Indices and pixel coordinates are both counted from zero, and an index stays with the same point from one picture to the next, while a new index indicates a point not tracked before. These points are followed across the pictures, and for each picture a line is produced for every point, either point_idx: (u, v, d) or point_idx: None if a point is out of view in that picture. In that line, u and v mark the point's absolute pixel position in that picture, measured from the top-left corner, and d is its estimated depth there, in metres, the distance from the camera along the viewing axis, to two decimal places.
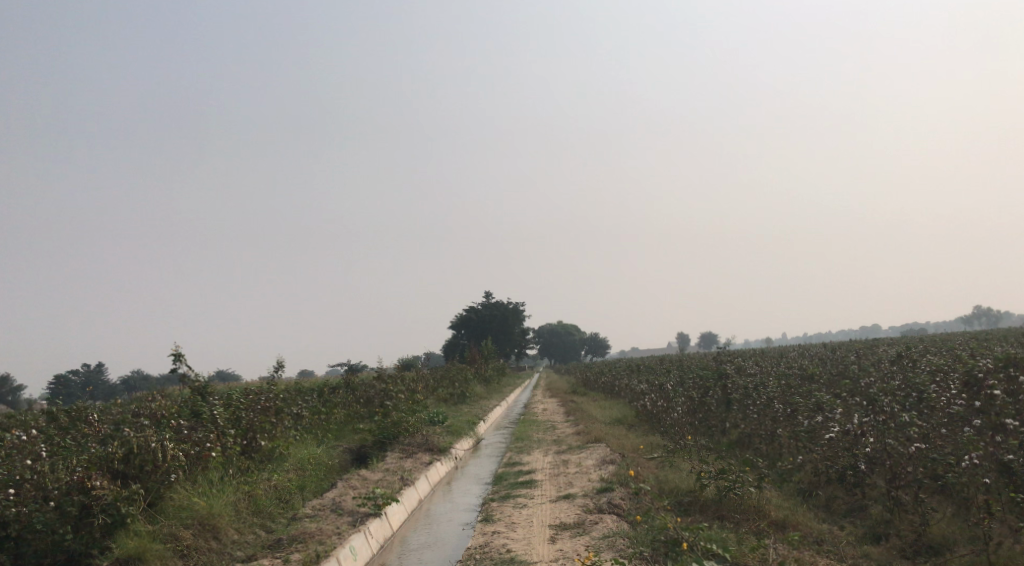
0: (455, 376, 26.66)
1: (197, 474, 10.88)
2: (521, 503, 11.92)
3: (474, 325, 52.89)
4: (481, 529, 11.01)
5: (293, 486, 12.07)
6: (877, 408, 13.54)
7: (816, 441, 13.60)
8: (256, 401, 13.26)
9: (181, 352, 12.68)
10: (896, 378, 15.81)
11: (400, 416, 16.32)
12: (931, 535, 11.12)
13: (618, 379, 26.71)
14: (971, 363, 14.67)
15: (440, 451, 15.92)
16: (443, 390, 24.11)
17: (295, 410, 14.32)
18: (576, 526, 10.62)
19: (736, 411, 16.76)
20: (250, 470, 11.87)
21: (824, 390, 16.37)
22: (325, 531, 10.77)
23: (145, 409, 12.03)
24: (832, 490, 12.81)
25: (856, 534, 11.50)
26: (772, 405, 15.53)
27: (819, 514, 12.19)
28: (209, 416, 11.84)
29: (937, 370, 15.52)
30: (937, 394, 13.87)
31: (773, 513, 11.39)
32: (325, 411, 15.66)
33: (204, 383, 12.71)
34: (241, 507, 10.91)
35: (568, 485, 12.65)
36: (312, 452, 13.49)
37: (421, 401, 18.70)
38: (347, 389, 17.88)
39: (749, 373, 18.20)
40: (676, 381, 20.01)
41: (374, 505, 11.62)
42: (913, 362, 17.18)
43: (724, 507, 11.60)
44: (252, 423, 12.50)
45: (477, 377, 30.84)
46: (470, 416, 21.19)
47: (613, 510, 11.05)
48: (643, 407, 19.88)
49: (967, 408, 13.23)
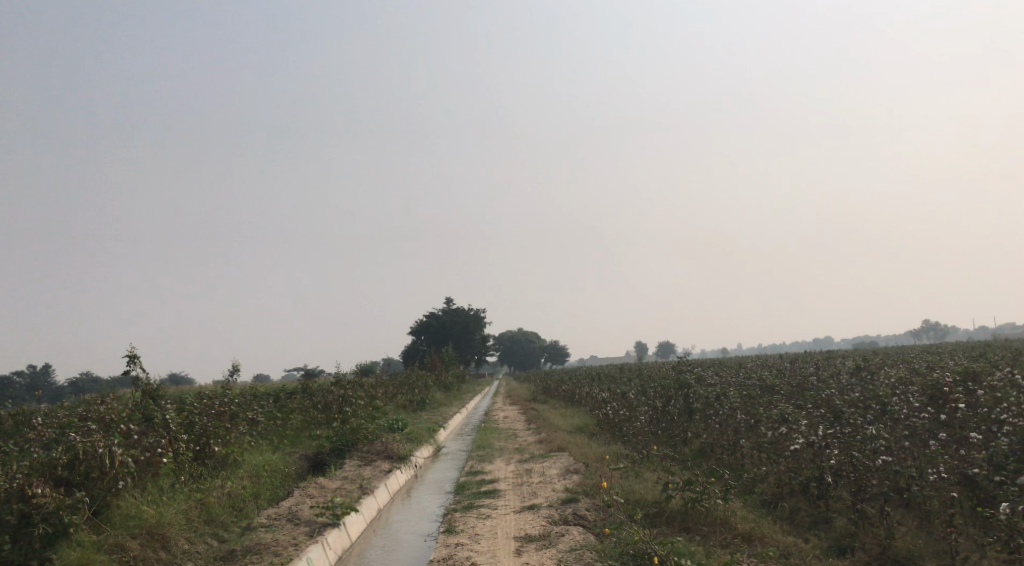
0: (415, 382, 26.27)
1: (147, 481, 10.44)
2: (484, 513, 11.61)
3: (434, 331, 52.52)
4: (444, 540, 10.67)
5: (247, 493, 11.66)
6: (842, 420, 13.44)
7: (780, 452, 13.50)
8: (211, 406, 12.85)
9: (135, 353, 12.22)
10: (856, 389, 15.79)
11: (359, 422, 15.98)
12: (896, 549, 10.98)
13: (579, 387, 26.55)
14: (931, 376, 14.73)
15: (399, 458, 15.58)
16: (403, 396, 23.73)
17: (251, 415, 13.84)
18: (542, 538, 10.35)
19: (698, 421, 16.60)
20: (203, 477, 11.43)
21: (785, 400, 16.29)
22: (281, 542, 10.36)
23: (93, 413, 11.55)
24: (796, 502, 12.67)
25: (821, 547, 11.35)
26: (735, 415, 15.42)
27: (783, 526, 12.04)
28: (162, 421, 11.39)
29: (898, 381, 15.53)
30: (899, 405, 13.81)
31: (740, 525, 11.20)
32: (282, 416, 15.23)
33: (156, 386, 12.23)
34: (192, 515, 10.48)
35: (531, 495, 12.36)
36: (267, 459, 13.09)
37: (380, 408, 18.36)
38: (304, 394, 17.44)
39: (710, 382, 18.10)
40: (638, 390, 19.87)
41: (332, 514, 11.27)
42: (872, 373, 17.23)
43: (691, 519, 11.42)
44: (206, 427, 12.08)
45: (437, 383, 30.53)
46: (430, 423, 20.86)
47: (578, 521, 10.80)
48: (604, 416, 19.69)
49: (931, 421, 13.22)
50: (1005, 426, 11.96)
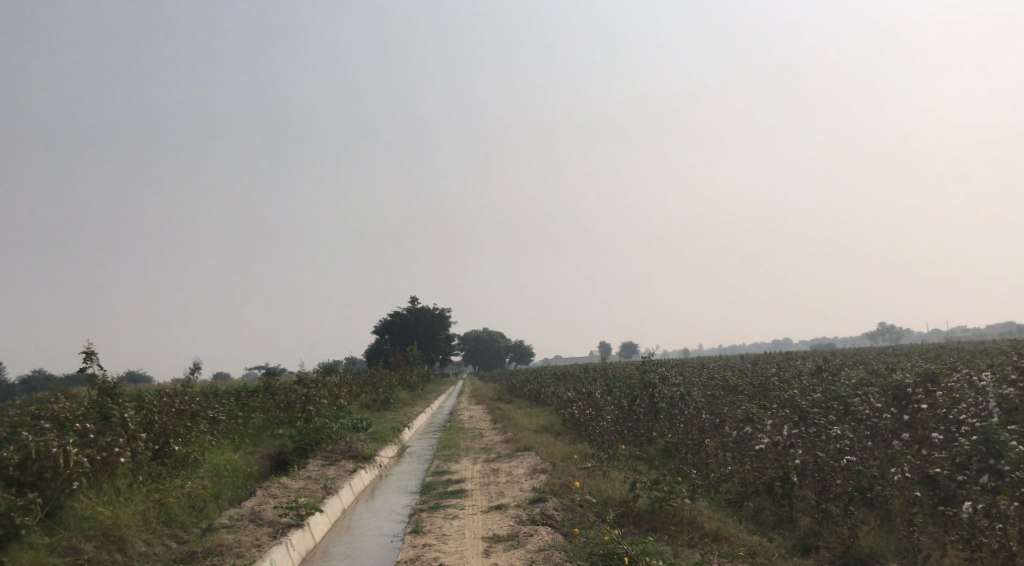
0: (379, 381, 26.04)
1: (103, 481, 10.19)
2: (451, 514, 11.47)
3: (398, 330, 52.13)
4: (410, 541, 10.51)
5: (208, 494, 11.42)
6: (806, 419, 13.45)
7: (745, 451, 13.51)
8: (171, 404, 12.59)
9: (92, 350, 11.95)
10: (818, 390, 15.87)
11: (322, 421, 15.77)
12: (860, 547, 10.99)
13: (544, 387, 26.48)
14: (891, 377, 14.83)
15: (364, 458, 15.38)
16: (366, 395, 23.48)
17: (212, 414, 13.58)
18: (510, 538, 10.24)
19: (663, 420, 16.62)
20: (162, 477, 11.18)
21: (749, 401, 16.33)
22: (244, 543, 10.13)
23: (46, 411, 11.24)
24: (760, 501, 12.67)
25: (786, 546, 11.34)
26: (700, 415, 15.41)
27: (748, 525, 12.02)
28: (119, 419, 11.12)
29: (859, 383, 15.64)
30: (862, 406, 13.86)
31: (707, 525, 11.18)
32: (243, 414, 14.97)
33: (113, 384, 11.95)
34: (150, 516, 10.24)
35: (499, 495, 12.25)
36: (228, 458, 12.84)
37: (344, 407, 18.12)
38: (266, 392, 17.17)
39: (674, 382, 18.08)
40: (603, 389, 19.81)
41: (296, 515, 11.07)
42: (833, 374, 17.34)
43: (658, 518, 11.37)
44: (166, 426, 11.82)
45: (401, 382, 30.29)
46: (395, 422, 20.68)
47: (546, 521, 10.70)
48: (569, 415, 19.62)
49: (894, 422, 13.29)
50: (964, 427, 12.02)
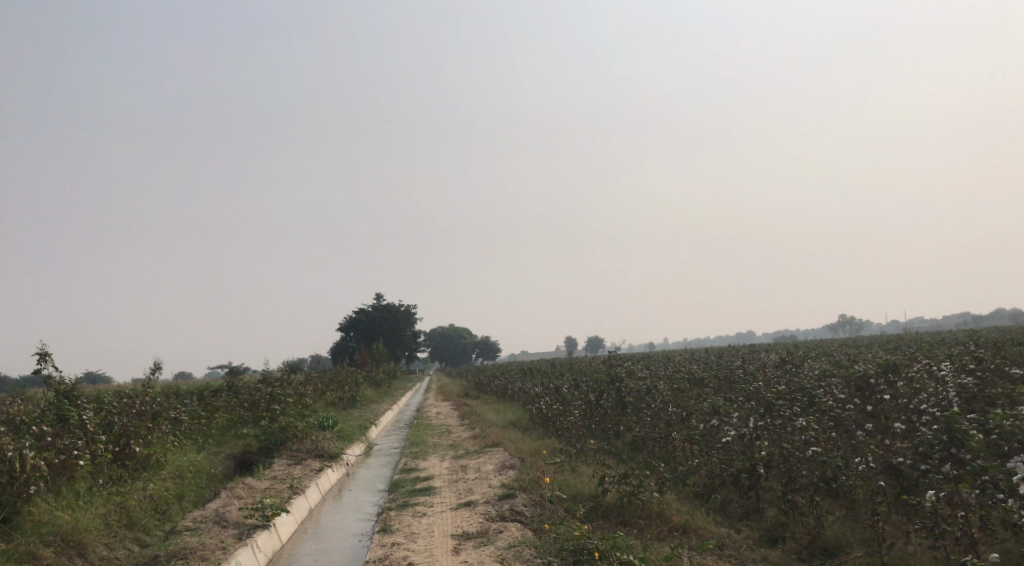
0: (344, 378, 25.84)
1: (62, 485, 9.99)
2: (419, 512, 11.37)
3: (363, 328, 51.75)
4: (379, 540, 10.40)
5: (171, 496, 11.23)
6: (771, 411, 13.48)
7: (712, 444, 13.54)
8: (131, 405, 12.36)
9: (47, 350, 11.72)
10: (782, 382, 15.98)
11: (288, 420, 15.62)
12: (826, 537, 11.07)
13: (511, 382, 26.43)
14: (854, 367, 14.96)
15: (330, 457, 15.23)
16: (333, 393, 23.28)
17: (173, 414, 13.36)
18: (480, 535, 10.16)
19: (630, 414, 16.64)
20: (123, 480, 10.98)
21: (715, 393, 16.39)
22: (208, 546, 9.96)
23: (3, 413, 10.99)
24: (727, 493, 12.71)
25: (753, 537, 11.38)
26: (666, 408, 15.43)
27: (716, 518, 12.06)
28: (77, 422, 10.90)
29: (823, 374, 15.76)
30: (826, 398, 13.95)
31: (675, 517, 11.19)
32: (206, 415, 14.76)
33: (70, 386, 11.73)
34: (111, 520, 10.04)
35: (467, 492, 12.18)
36: (191, 459, 12.64)
37: (309, 405, 17.93)
38: (230, 392, 16.95)
39: (640, 375, 18.09)
40: (570, 384, 19.79)
41: (262, 516, 10.90)
42: (797, 366, 17.46)
43: (627, 512, 11.37)
44: (127, 427, 11.60)
45: (367, 379, 30.08)
46: (361, 420, 20.53)
47: (516, 517, 10.65)
48: (536, 410, 19.59)
49: (857, 413, 13.41)
50: (926, 416, 12.13)
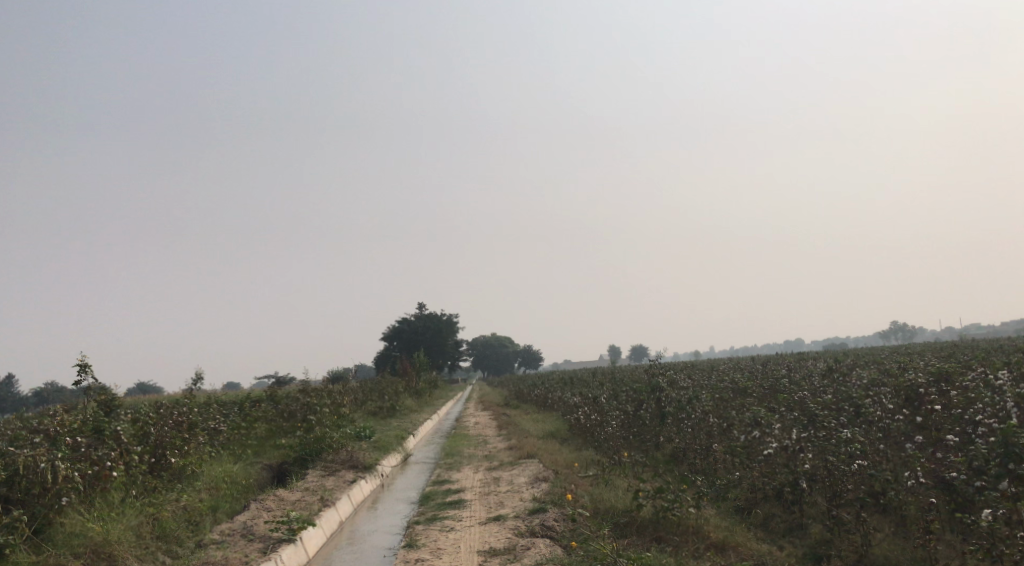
0: (385, 389, 25.84)
1: (95, 496, 10.03)
2: (447, 526, 11.25)
3: (406, 337, 51.85)
4: (404, 556, 10.27)
5: (204, 507, 11.24)
6: (815, 423, 13.12)
7: (753, 457, 13.22)
8: (169, 416, 12.43)
9: (87, 361, 11.84)
10: (828, 392, 15.55)
11: (324, 431, 15.58)
12: (873, 556, 10.67)
13: (552, 392, 26.23)
14: (902, 377, 14.54)
15: (365, 468, 15.17)
16: (373, 403, 23.31)
17: (212, 425, 13.42)
18: (507, 552, 10.00)
19: (670, 425, 16.23)
20: (158, 491, 11.00)
21: (757, 404, 16.03)
22: (231, 561, 9.92)
23: (43, 423, 11.13)
24: (769, 507, 12.31)
25: (795, 555, 11.06)
26: (707, 419, 15.12)
27: (757, 534, 11.72)
28: (113, 432, 10.97)
29: (871, 384, 15.34)
30: (874, 408, 13.55)
31: (713, 534, 10.92)
32: (245, 426, 14.83)
33: (109, 397, 11.84)
34: (143, 531, 10.05)
35: (498, 505, 12.05)
36: (227, 470, 12.67)
37: (347, 415, 17.91)
38: (270, 402, 17.00)
39: (682, 385, 17.73)
40: (610, 394, 19.47)
41: (289, 530, 10.85)
42: (844, 375, 17.01)
43: (662, 528, 11.13)
44: (163, 437, 11.64)
45: (408, 389, 30.08)
46: (400, 431, 20.45)
47: (546, 533, 10.47)
48: (576, 421, 19.33)
49: (906, 424, 13.00)
50: (981, 428, 11.68)
